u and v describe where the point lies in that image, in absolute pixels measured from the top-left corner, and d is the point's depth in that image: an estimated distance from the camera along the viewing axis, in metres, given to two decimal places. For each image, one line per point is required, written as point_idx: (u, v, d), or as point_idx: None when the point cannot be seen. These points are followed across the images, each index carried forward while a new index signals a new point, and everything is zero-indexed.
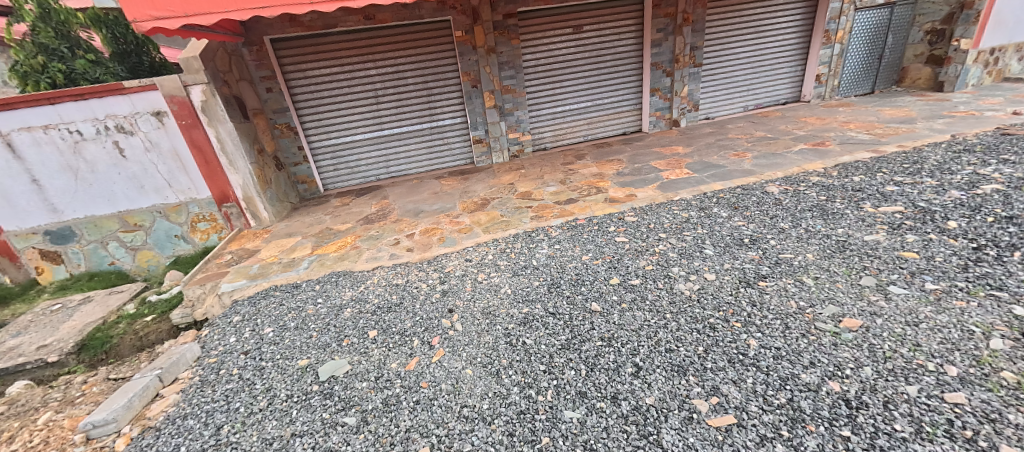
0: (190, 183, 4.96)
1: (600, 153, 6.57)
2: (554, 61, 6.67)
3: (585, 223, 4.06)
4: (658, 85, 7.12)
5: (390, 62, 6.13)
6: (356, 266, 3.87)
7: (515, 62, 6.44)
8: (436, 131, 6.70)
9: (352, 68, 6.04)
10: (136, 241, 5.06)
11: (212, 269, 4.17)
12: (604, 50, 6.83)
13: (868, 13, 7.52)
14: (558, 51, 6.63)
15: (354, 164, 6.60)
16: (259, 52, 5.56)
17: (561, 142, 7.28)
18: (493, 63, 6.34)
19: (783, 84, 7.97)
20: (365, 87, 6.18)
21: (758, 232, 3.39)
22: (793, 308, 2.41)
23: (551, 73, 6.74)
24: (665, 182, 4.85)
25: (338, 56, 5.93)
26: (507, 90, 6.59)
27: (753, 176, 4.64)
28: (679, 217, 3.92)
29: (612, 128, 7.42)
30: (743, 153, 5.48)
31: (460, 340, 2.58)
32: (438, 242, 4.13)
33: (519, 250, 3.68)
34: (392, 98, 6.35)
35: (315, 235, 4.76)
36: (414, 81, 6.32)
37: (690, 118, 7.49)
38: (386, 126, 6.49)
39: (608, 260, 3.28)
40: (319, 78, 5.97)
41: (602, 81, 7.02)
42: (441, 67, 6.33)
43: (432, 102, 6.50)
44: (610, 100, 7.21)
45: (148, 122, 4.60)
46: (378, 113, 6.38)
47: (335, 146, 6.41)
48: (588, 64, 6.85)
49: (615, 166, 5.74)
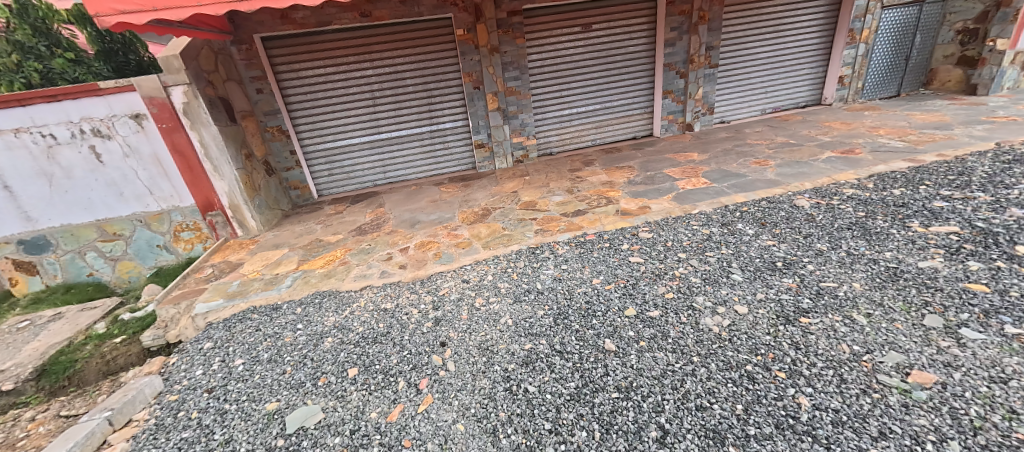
0: (172, 190, 4.66)
1: (609, 159, 6.19)
2: (561, 62, 6.31)
3: (595, 239, 3.69)
4: (671, 87, 6.73)
5: (387, 62, 5.81)
6: (343, 285, 3.52)
7: (520, 63, 6.09)
8: (437, 135, 6.36)
9: (347, 68, 5.71)
10: (116, 251, 4.77)
11: (190, 285, 3.85)
12: (614, 50, 6.45)
13: (895, 12, 7.09)
14: (565, 51, 6.27)
15: (349, 169, 6.28)
16: (249, 51, 5.25)
17: (568, 146, 6.91)
18: (497, 64, 5.99)
19: (803, 86, 7.55)
20: (361, 87, 5.85)
21: (792, 254, 3.00)
22: (846, 355, 2.03)
23: (558, 74, 6.38)
24: (682, 193, 4.46)
25: (333, 56, 5.62)
26: (511, 92, 6.24)
27: (778, 188, 4.24)
28: (699, 234, 3.54)
29: (622, 132, 7.05)
30: (765, 161, 5.08)
31: (451, 384, 2.23)
32: (433, 258, 3.78)
33: (522, 271, 3.32)
34: (390, 100, 6.02)
35: (303, 248, 4.43)
36: (413, 82, 5.99)
37: (704, 122, 7.10)
38: (383, 129, 6.16)
39: (621, 286, 2.91)
40: (313, 78, 5.66)
41: (612, 82, 6.65)
42: (441, 68, 5.99)
43: (433, 105, 6.17)
44: (620, 102, 6.83)
45: (126, 125, 4.30)
46: (375, 115, 6.06)
47: (329, 150, 6.09)
48: (597, 64, 6.48)
49: (626, 174, 5.36)
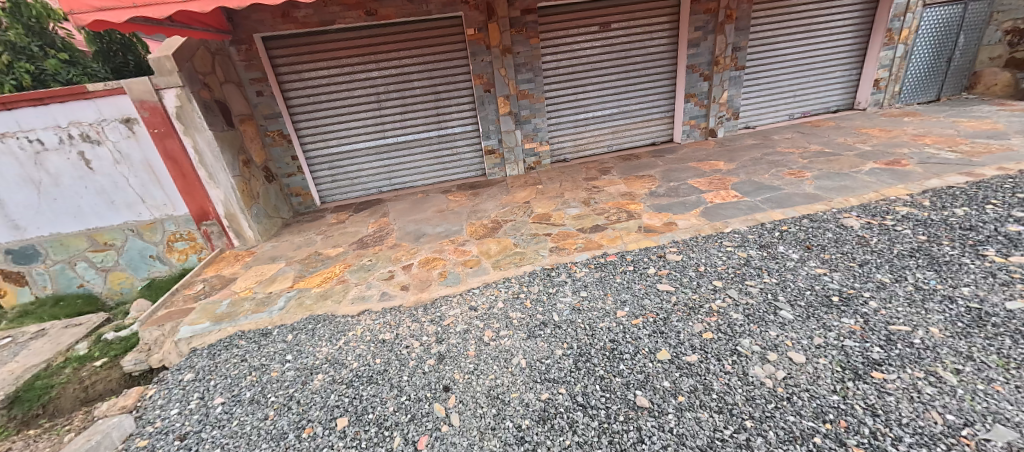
0: (165, 198, 4.42)
1: (627, 167, 5.82)
2: (577, 63, 5.95)
3: (617, 261, 3.33)
4: (694, 91, 6.32)
5: (393, 63, 5.51)
6: (339, 309, 3.21)
7: (533, 64, 5.74)
8: (445, 140, 6.06)
9: (351, 70, 5.43)
10: (107, 261, 4.54)
11: (178, 304, 3.59)
12: (633, 51, 6.08)
13: (937, 10, 6.59)
14: (581, 52, 5.91)
15: (353, 175, 6.01)
16: (249, 52, 4.99)
17: (583, 152, 6.56)
18: (509, 65, 5.64)
19: (834, 90, 7.08)
20: (366, 90, 5.57)
21: (848, 286, 2.61)
22: (940, 427, 1.65)
23: (574, 76, 6.02)
24: (710, 208, 4.08)
25: (337, 57, 5.34)
26: (524, 95, 5.89)
27: (820, 204, 3.83)
28: (735, 257, 3.15)
29: (640, 138, 6.67)
30: (800, 172, 4.67)
31: (454, 444, 1.89)
32: (438, 279, 3.45)
33: (536, 297, 2.97)
34: (396, 103, 5.73)
35: (301, 262, 4.15)
36: (420, 85, 5.69)
37: (728, 127, 6.67)
38: (389, 134, 5.88)
39: (651, 321, 2.54)
40: (315, 81, 5.39)
41: (630, 85, 6.28)
42: (450, 69, 5.67)
43: (441, 108, 5.86)
44: (639, 106, 6.45)
45: (116, 130, 4.06)
46: (380, 119, 5.77)
47: (332, 156, 5.83)
48: (615, 66, 6.11)
49: (647, 185, 4.99)
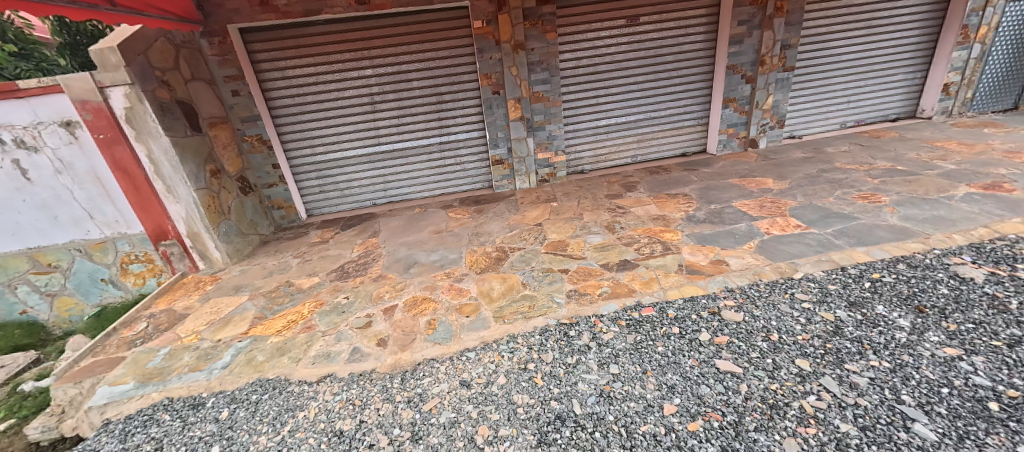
0: (117, 214, 3.79)
1: (656, 183, 5.03)
2: (599, 62, 5.19)
3: (655, 317, 2.56)
4: (734, 95, 5.49)
5: (389, 60, 4.83)
6: (295, 371, 2.49)
7: (550, 63, 4.97)
8: (447, 148, 5.35)
9: (341, 67, 4.76)
10: (53, 285, 3.94)
11: (107, 352, 2.91)
12: (664, 49, 5.29)
13: (1022, 4, 5.64)
14: (605, 49, 5.14)
15: (343, 186, 5.35)
16: (222, 45, 4.33)
17: (603, 163, 5.81)
18: (522, 63, 4.88)
19: (894, 96, 6.17)
20: (357, 90, 4.89)
21: (1005, 385, 1.80)
22: None
23: (595, 77, 5.25)
24: (768, 242, 3.27)
25: (324, 52, 4.67)
26: (538, 98, 5.10)
27: (914, 242, 3.00)
28: (818, 320, 2.35)
29: (668, 147, 5.89)
30: (874, 197, 3.83)
31: None
32: (424, 332, 2.72)
33: (550, 370, 2.23)
34: (393, 105, 5.04)
35: (266, 296, 3.46)
36: (420, 85, 4.99)
37: (772, 137, 5.81)
38: (384, 141, 5.20)
39: (718, 429, 1.75)
40: (300, 79, 4.74)
41: (660, 87, 5.49)
42: (454, 68, 4.96)
43: (442, 112, 5.15)
44: (668, 112, 5.67)
45: (55, 135, 3.43)
46: (374, 123, 5.09)
47: (320, 164, 5.17)
48: (643, 66, 5.33)
49: (682, 205, 4.18)
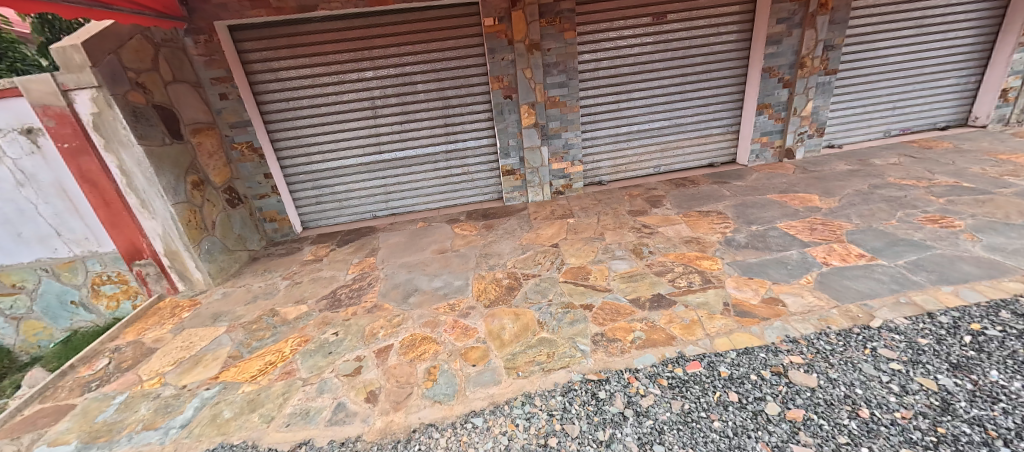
0: (87, 231, 3.42)
1: (683, 197, 4.55)
2: (621, 64, 4.73)
3: (704, 375, 2.07)
4: (770, 100, 4.98)
5: (392, 62, 4.42)
6: (265, 436, 2.05)
7: (567, 64, 4.49)
8: (453, 157, 4.93)
9: (339, 69, 4.37)
10: (17, 308, 3.57)
11: (55, 398, 2.50)
12: (692, 50, 4.82)
13: None
14: (628, 50, 4.68)
15: (341, 197, 4.95)
16: (209, 43, 3.94)
17: (622, 174, 5.35)
18: (537, 65, 4.41)
19: (944, 102, 5.62)
20: (357, 94, 4.50)
21: None
22: None
23: (617, 80, 4.80)
24: (829, 276, 2.77)
25: (321, 53, 4.28)
26: (554, 104, 4.63)
27: (1013, 280, 2.49)
28: (918, 390, 1.85)
29: (694, 157, 5.41)
30: (944, 220, 3.31)
31: None
32: (423, 385, 2.27)
33: (577, 450, 1.77)
34: (395, 110, 4.63)
35: (245, 328, 3.04)
36: (425, 88, 4.57)
37: (809, 146, 5.30)
38: (386, 149, 4.79)
39: None
40: (295, 82, 4.35)
41: (687, 92, 5.02)
42: (463, 70, 4.53)
43: (449, 117, 4.73)
44: (695, 119, 5.20)
45: (15, 144, 3.07)
46: (375, 130, 4.68)
47: (316, 173, 4.78)
48: (669, 69, 4.86)
49: (717, 226, 3.70)
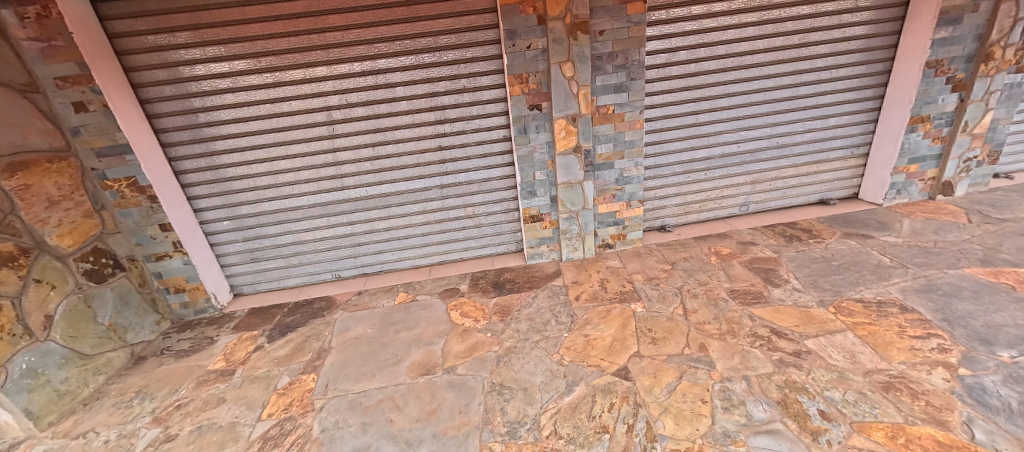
0: None
1: (811, 265, 2.88)
2: (707, 56, 3.12)
3: None
4: (929, 110, 3.30)
5: (356, 54, 2.87)
6: None
7: (630, 55, 2.83)
8: (451, 194, 3.34)
9: (273, 65, 2.83)
10: None
11: None
12: (814, 36, 3.19)
13: None
14: (718, 34, 3.07)
15: (288, 253, 3.39)
16: (45, 20, 2.39)
17: (695, 216, 3.73)
18: (583, 57, 2.75)
19: None
20: (305, 103, 2.95)
21: None
22: None
23: (698, 81, 3.18)
24: None
25: (245, 39, 2.76)
26: (606, 117, 2.98)
27: None
28: None
29: (799, 191, 3.77)
30: None
31: None
32: None
33: None
34: (364, 126, 3.07)
35: None
36: (408, 92, 3.00)
37: (977, 179, 3.59)
38: (350, 184, 3.22)
39: None
40: (206, 84, 2.82)
41: (799, 98, 3.38)
42: (466, 65, 2.95)
43: (443, 138, 3.15)
44: (806, 138, 3.55)
45: None
46: (334, 156, 3.12)
47: (248, 219, 3.23)
48: (776, 64, 3.24)
49: (922, 346, 2.04)
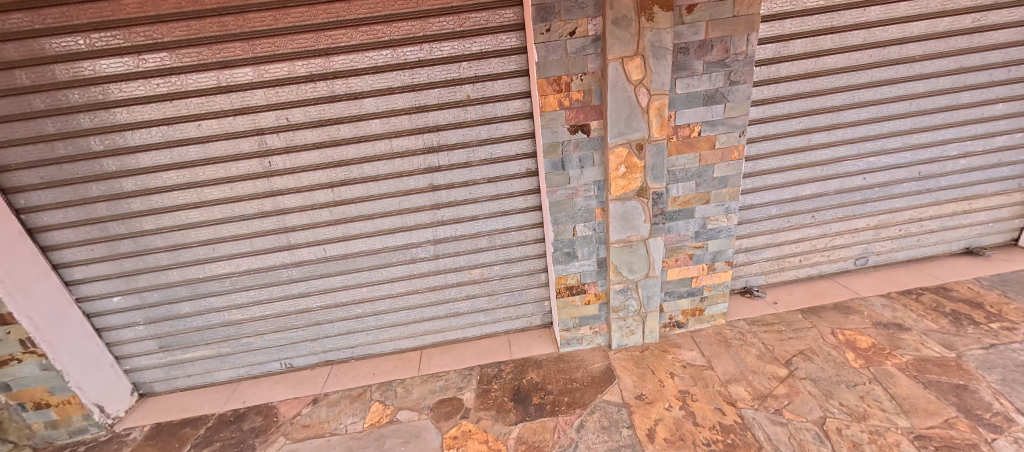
0: None
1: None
2: (837, 46, 2.09)
3: None
4: None
5: (296, 47, 1.83)
6: None
7: (731, 46, 1.77)
8: (449, 253, 2.30)
9: (166, 65, 1.80)
10: None
11: None
12: (991, 16, 2.15)
13: None
14: (855, 14, 2.05)
15: (213, 337, 2.34)
16: None
17: (794, 274, 2.66)
18: (660, 49, 1.70)
19: None
20: (222, 124, 1.92)
21: None
22: None
23: (820, 83, 2.15)
24: None
25: (116, 26, 1.73)
26: (687, 143, 1.92)
27: None
28: None
29: (937, 238, 2.68)
30: None
31: None
32: None
33: None
34: (317, 157, 2.03)
35: None
36: (382, 105, 1.97)
37: None
38: (299, 241, 2.17)
39: None
40: (60, 97, 1.80)
41: (959, 108, 2.33)
42: (471, 64, 1.93)
43: (437, 174, 2.12)
44: (957, 165, 2.48)
45: None
46: (273, 200, 2.08)
47: (150, 294, 2.19)
48: (933, 58, 2.19)
49: None
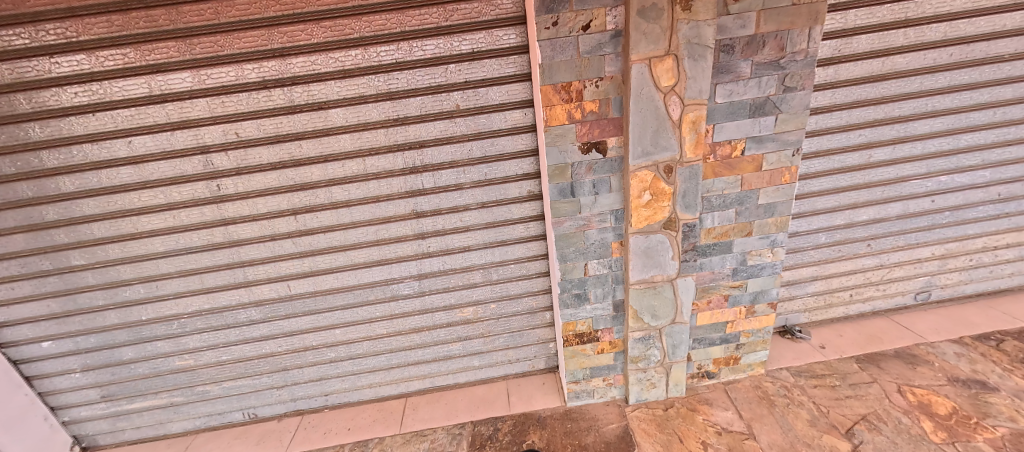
0: None
1: None
2: (910, 43, 1.70)
3: None
4: None
5: (244, 47, 1.49)
6: None
7: (788, 42, 1.39)
8: (436, 289, 1.95)
9: (85, 69, 1.46)
10: None
11: None
12: None
13: None
14: (934, 3, 1.66)
15: (162, 385, 2.01)
16: None
17: (842, 311, 2.26)
18: (698, 47, 1.32)
19: None
20: (158, 141, 1.58)
21: None
22: None
23: (886, 88, 1.76)
24: None
25: (19, 22, 1.40)
26: (727, 163, 1.55)
27: None
28: None
29: (1014, 269, 2.27)
30: None
31: None
32: None
33: None
34: (274, 179, 1.68)
35: None
36: (352, 116, 1.62)
37: None
38: (257, 277, 1.83)
39: None
40: None
41: None
42: (460, 67, 1.58)
43: (420, 199, 1.76)
44: None
45: None
46: (224, 230, 1.74)
47: (85, 337, 1.87)
48: None
49: None
